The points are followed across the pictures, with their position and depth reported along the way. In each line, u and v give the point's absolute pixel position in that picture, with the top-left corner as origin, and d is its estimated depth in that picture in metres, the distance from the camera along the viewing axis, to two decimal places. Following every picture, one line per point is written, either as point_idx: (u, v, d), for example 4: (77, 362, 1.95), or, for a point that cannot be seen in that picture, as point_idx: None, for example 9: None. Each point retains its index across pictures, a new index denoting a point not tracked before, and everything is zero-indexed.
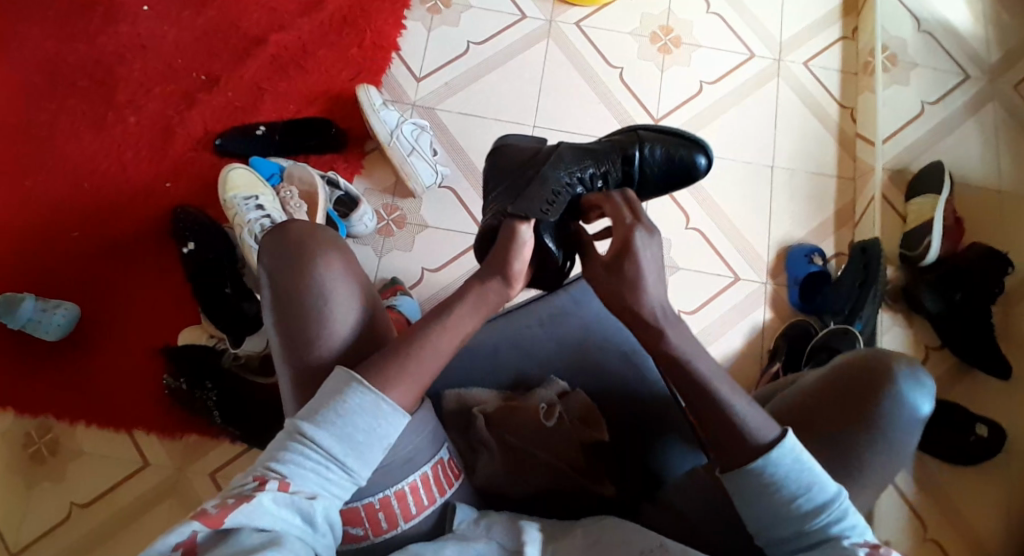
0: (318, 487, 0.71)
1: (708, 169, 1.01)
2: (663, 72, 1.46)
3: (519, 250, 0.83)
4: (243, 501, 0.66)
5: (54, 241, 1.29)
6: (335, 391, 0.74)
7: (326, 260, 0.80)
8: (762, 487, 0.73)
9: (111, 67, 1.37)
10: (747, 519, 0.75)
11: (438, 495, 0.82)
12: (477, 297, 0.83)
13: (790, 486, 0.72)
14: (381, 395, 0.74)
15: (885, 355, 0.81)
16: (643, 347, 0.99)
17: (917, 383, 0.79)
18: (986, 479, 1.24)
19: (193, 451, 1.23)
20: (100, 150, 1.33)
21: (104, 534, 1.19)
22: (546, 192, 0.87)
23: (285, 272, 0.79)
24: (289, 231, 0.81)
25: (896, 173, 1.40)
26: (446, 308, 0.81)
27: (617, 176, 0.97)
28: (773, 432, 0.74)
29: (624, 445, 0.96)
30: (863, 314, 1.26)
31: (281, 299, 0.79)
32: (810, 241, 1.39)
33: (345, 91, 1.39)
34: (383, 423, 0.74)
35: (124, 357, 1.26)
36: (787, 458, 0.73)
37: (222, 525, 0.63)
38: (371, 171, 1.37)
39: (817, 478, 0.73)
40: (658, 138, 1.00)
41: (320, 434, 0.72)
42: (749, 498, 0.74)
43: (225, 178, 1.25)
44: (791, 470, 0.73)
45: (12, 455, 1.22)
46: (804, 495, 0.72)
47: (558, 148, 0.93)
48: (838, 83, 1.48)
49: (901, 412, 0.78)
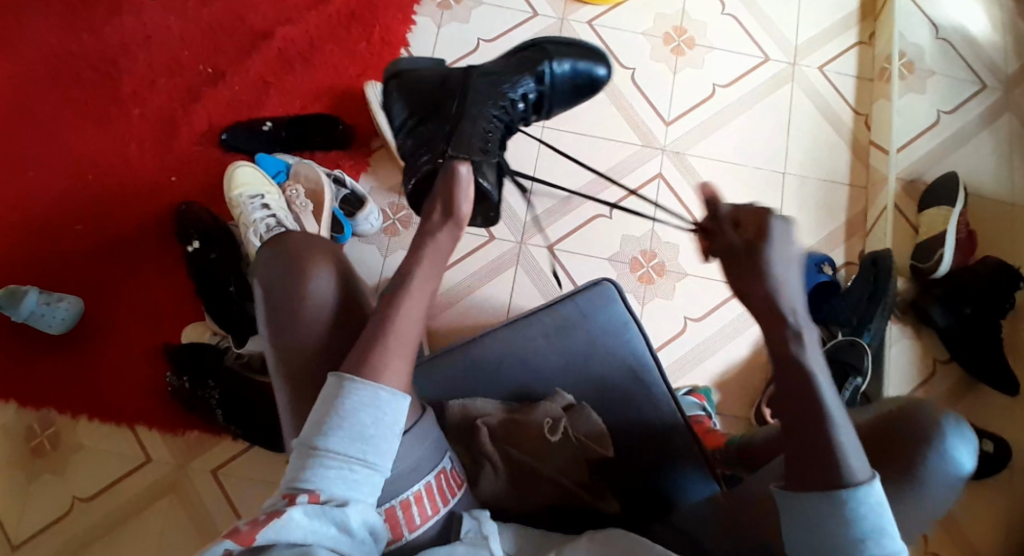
0: (349, 491, 0.71)
1: (609, 78, 1.08)
2: (675, 75, 1.44)
3: (461, 191, 0.87)
4: (274, 516, 0.66)
5: (57, 233, 1.28)
6: (332, 396, 0.74)
7: (321, 269, 0.84)
8: (833, 517, 0.69)
9: (116, 57, 1.36)
10: (794, 539, 0.72)
11: (442, 504, 0.82)
12: (431, 253, 0.85)
13: (863, 526, 0.69)
14: (376, 384, 0.74)
15: (932, 409, 0.79)
16: (650, 361, 1.00)
17: (961, 437, 0.78)
18: (990, 495, 1.24)
19: (195, 448, 1.23)
20: (104, 142, 1.32)
21: (104, 529, 1.19)
22: (480, 134, 0.93)
23: (280, 281, 0.84)
24: (287, 242, 0.86)
25: (908, 183, 1.37)
26: (406, 275, 0.82)
27: (528, 99, 1.01)
28: (864, 471, 0.70)
29: (630, 461, 0.96)
30: (872, 327, 1.26)
31: (276, 307, 0.84)
32: (819, 250, 1.37)
33: (353, 88, 1.37)
34: (386, 411, 0.74)
35: (126, 352, 1.25)
36: (871, 502, 0.69)
37: (255, 543, 0.64)
38: (377, 170, 1.35)
39: (889, 529, 0.70)
40: (562, 52, 1.05)
41: (333, 441, 0.72)
42: (812, 521, 0.70)
43: (230, 176, 1.24)
44: (869, 511, 0.69)
45: (14, 447, 1.22)
46: (872, 540, 0.69)
47: (471, 81, 0.98)
48: (852, 89, 1.46)
49: (941, 467, 0.77)
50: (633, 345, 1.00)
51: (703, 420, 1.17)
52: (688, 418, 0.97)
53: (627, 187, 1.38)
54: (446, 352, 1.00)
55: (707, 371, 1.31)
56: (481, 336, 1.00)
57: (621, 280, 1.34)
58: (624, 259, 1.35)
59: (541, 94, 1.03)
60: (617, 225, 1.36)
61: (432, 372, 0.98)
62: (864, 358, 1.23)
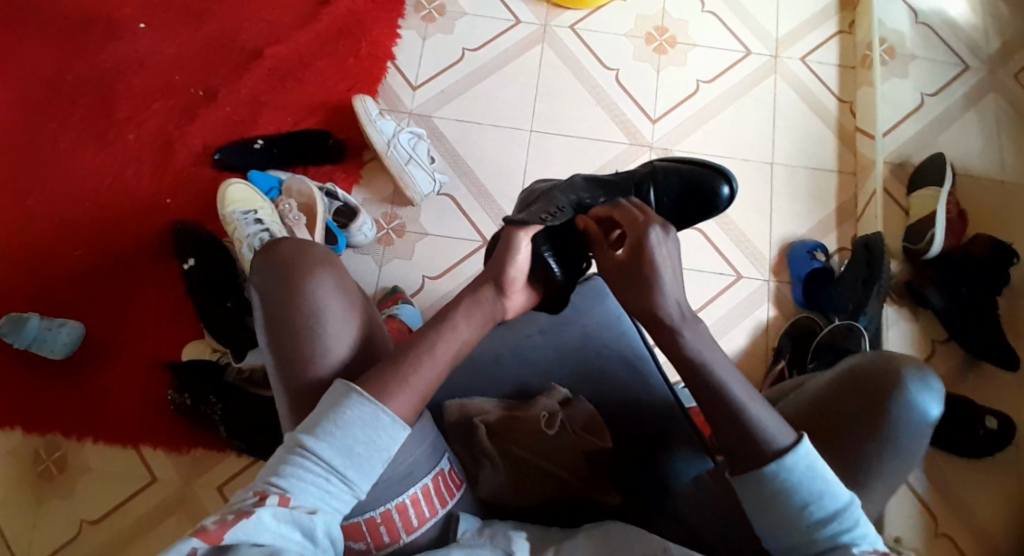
0: (319, 501, 0.73)
1: (730, 199, 0.98)
2: (659, 73, 1.46)
3: (513, 254, 0.87)
4: (241, 517, 0.67)
5: (56, 258, 1.30)
6: (335, 403, 0.76)
7: (317, 274, 0.83)
8: (773, 491, 0.75)
9: (110, 83, 1.38)
10: (758, 522, 0.77)
11: (439, 506, 0.83)
12: (471, 304, 0.86)
13: (802, 493, 0.75)
14: (381, 406, 0.76)
15: (892, 359, 0.83)
16: (644, 352, 1.01)
17: (925, 386, 0.82)
18: (999, 475, 1.23)
19: (200, 465, 1.24)
20: (100, 167, 1.34)
21: (112, 549, 1.20)
22: (552, 204, 0.94)
23: (275, 288, 0.83)
24: (279, 251, 0.85)
25: (898, 167, 1.38)
26: (444, 321, 0.84)
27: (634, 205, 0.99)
28: (787, 438, 0.76)
29: (624, 454, 0.97)
30: (868, 311, 1.24)
31: (273, 316, 0.83)
32: (812, 237, 1.38)
33: (342, 103, 1.40)
34: (382, 435, 0.76)
35: (129, 373, 1.26)
36: (799, 466, 0.75)
37: (222, 542, 0.64)
38: (370, 182, 1.37)
39: (829, 488, 0.75)
40: (676, 169, 1.00)
41: (321, 446, 0.74)
42: (761, 502, 0.76)
43: (222, 195, 1.26)
44: (802, 476, 0.75)
45: (19, 472, 1.23)
46: (816, 503, 0.74)
47: (574, 180, 1.00)
48: (836, 78, 1.47)
49: (909, 417, 0.81)
50: (627, 336, 1.01)
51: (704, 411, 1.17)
52: (687, 407, 0.97)
53: None
54: None
55: None
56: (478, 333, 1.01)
57: None
58: None
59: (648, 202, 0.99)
60: None
61: None
62: (862, 343, 1.20)
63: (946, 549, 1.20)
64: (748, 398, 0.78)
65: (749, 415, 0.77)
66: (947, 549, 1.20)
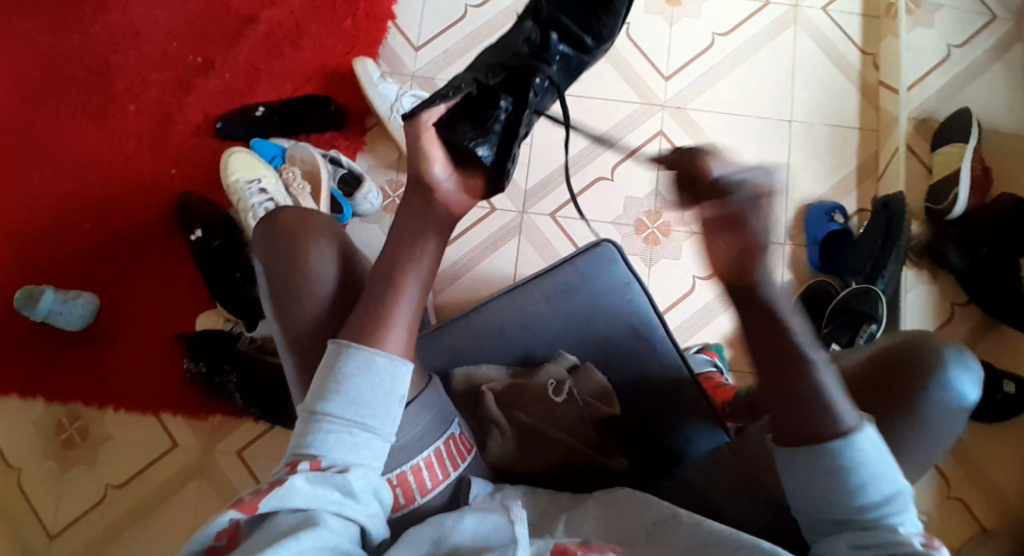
0: (349, 456, 0.72)
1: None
2: (672, 27, 1.40)
3: (428, 151, 0.85)
4: (276, 484, 0.68)
5: (68, 230, 1.31)
6: (332, 363, 0.75)
7: (316, 239, 0.86)
8: (824, 463, 0.70)
9: (110, 52, 1.37)
10: (798, 494, 0.73)
11: (451, 469, 0.82)
12: (413, 220, 0.83)
13: (858, 472, 0.70)
14: (373, 349, 0.76)
15: (931, 339, 0.79)
16: (654, 319, 0.98)
17: (964, 367, 0.78)
18: (1013, 437, 1.22)
19: (217, 432, 1.26)
20: (106, 137, 1.34)
21: (136, 514, 1.23)
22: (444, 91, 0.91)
23: (274, 254, 0.86)
24: (278, 220, 0.87)
25: (920, 122, 1.35)
26: (400, 248, 0.82)
27: (554, 41, 0.98)
28: (854, 418, 0.71)
29: (636, 421, 0.96)
30: (885, 274, 1.22)
31: (272, 282, 0.85)
32: (830, 198, 1.34)
33: (342, 66, 1.37)
34: (383, 376, 0.75)
35: (144, 344, 1.28)
36: (858, 443, 0.70)
37: (258, 512, 0.66)
38: (374, 147, 1.35)
39: (886, 471, 0.70)
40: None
41: (332, 406, 0.73)
42: (807, 473, 0.71)
43: (225, 163, 1.24)
44: (863, 455, 0.70)
45: (44, 441, 1.26)
46: (868, 482, 0.70)
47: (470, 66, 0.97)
48: (858, 28, 1.41)
49: (945, 399, 0.77)
50: (636, 304, 0.99)
51: (713, 377, 1.17)
52: (695, 372, 0.96)
53: (631, 145, 1.36)
54: (449, 322, 0.99)
55: (719, 328, 1.29)
56: (484, 304, 0.99)
57: (626, 242, 1.32)
58: (629, 222, 1.33)
59: (565, 46, 0.99)
60: (620, 185, 1.35)
61: (441, 341, 0.98)
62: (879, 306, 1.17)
63: (958, 512, 1.19)
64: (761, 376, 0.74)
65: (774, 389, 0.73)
66: (960, 511, 1.19)
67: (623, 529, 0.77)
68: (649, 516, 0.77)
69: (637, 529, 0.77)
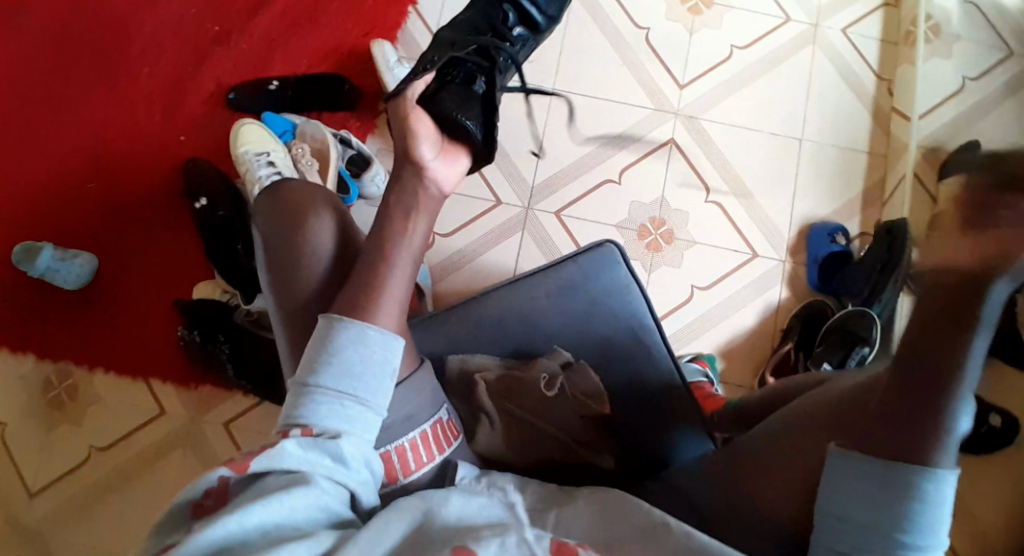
0: (342, 425, 0.72)
1: None
2: (692, 36, 1.41)
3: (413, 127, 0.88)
4: (267, 447, 0.69)
5: (73, 189, 1.30)
6: (323, 336, 0.75)
7: (315, 209, 0.87)
8: (889, 481, 0.70)
9: (129, 13, 1.36)
10: (842, 499, 0.72)
11: (437, 452, 0.83)
12: (403, 189, 0.87)
13: (926, 498, 0.69)
14: (364, 322, 0.76)
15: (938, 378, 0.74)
16: (650, 322, 0.99)
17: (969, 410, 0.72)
18: (994, 470, 1.24)
19: (206, 402, 1.26)
20: (118, 98, 1.33)
21: (118, 478, 1.22)
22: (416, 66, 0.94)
23: (274, 223, 0.87)
24: (281, 192, 0.89)
25: (928, 151, 1.29)
26: (390, 219, 0.85)
27: (510, 19, 1.08)
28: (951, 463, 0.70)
29: (628, 420, 0.96)
30: (883, 298, 1.23)
31: (270, 249, 0.86)
32: (835, 219, 1.35)
33: (360, 47, 1.37)
34: (374, 348, 0.76)
35: (139, 308, 1.28)
36: (928, 480, 0.69)
37: (247, 471, 0.67)
38: (385, 132, 1.35)
39: (939, 517, 0.69)
40: None
41: (324, 377, 0.73)
42: (865, 485, 0.71)
43: (237, 133, 1.24)
44: (929, 492, 0.69)
45: (32, 398, 1.25)
46: (915, 515, 0.69)
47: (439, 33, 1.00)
48: (876, 53, 1.42)
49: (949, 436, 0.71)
50: (634, 306, 0.99)
51: (704, 386, 1.18)
52: (687, 381, 0.97)
53: (641, 150, 1.36)
54: (447, 311, 0.99)
55: (714, 338, 1.30)
56: (484, 294, 0.99)
57: (629, 246, 1.33)
58: (633, 226, 1.33)
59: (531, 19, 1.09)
60: (626, 190, 1.35)
61: (438, 328, 0.98)
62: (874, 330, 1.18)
63: None
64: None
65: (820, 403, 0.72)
66: None
67: (615, 524, 0.78)
68: (632, 517, 0.78)
69: (630, 531, 0.77)
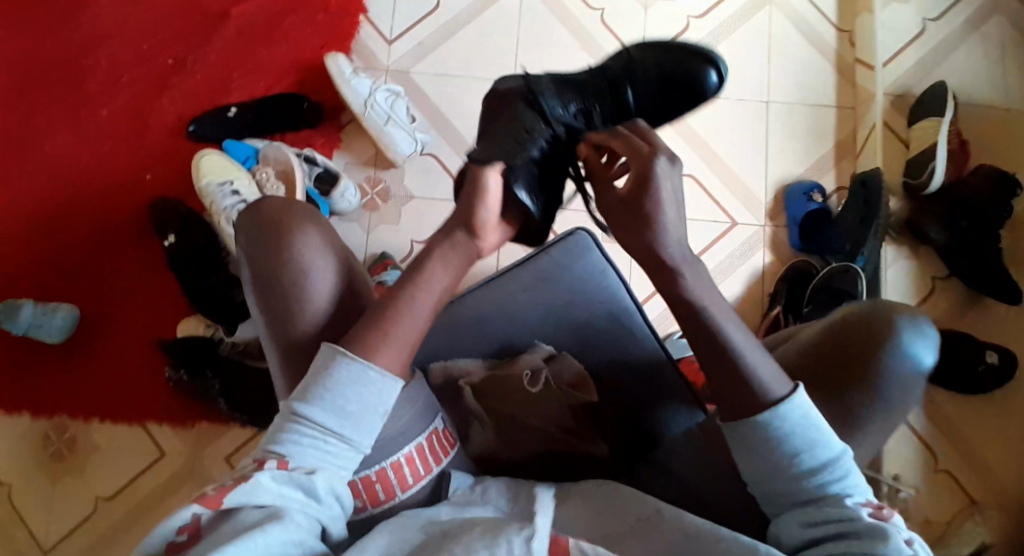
0: (318, 461, 0.71)
1: (717, 85, 0.94)
2: (646, 10, 1.39)
3: (483, 185, 0.79)
4: (241, 481, 0.67)
5: (45, 242, 1.29)
6: (322, 367, 0.73)
7: (306, 235, 0.80)
8: (766, 440, 0.73)
9: (77, 57, 1.35)
10: (747, 469, 0.75)
11: (433, 464, 0.83)
12: (444, 249, 0.81)
13: (795, 442, 0.73)
14: (367, 363, 0.74)
15: (884, 309, 0.82)
16: (631, 305, 0.98)
17: (918, 334, 0.81)
18: (998, 410, 1.23)
19: (205, 438, 1.26)
20: (78, 145, 1.32)
21: (128, 524, 1.22)
22: (520, 127, 0.87)
23: (263, 253, 0.80)
24: (265, 211, 0.81)
25: (897, 98, 1.34)
26: (417, 269, 0.80)
27: (612, 106, 0.93)
28: (784, 387, 0.74)
29: (613, 405, 0.96)
30: (865, 251, 1.23)
31: (263, 283, 0.80)
32: (810, 177, 1.34)
33: (315, 63, 1.36)
34: (374, 390, 0.74)
35: (127, 353, 1.27)
36: (793, 416, 0.73)
37: (222, 506, 0.65)
38: (350, 145, 1.34)
39: (823, 437, 0.73)
40: (649, 58, 0.95)
41: (313, 409, 0.72)
42: (755, 452, 0.74)
43: (197, 165, 1.25)
44: (798, 426, 0.73)
45: (32, 455, 1.25)
46: (808, 453, 0.72)
47: (543, 84, 0.92)
48: (834, 4, 1.40)
49: (901, 365, 0.80)
50: (613, 291, 0.98)
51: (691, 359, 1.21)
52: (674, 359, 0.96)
53: None
54: None
55: None
56: (460, 296, 0.99)
57: None
58: None
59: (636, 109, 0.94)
60: None
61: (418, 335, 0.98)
62: (858, 285, 1.18)
63: (945, 485, 1.20)
64: (723, 356, 0.75)
65: (741, 363, 0.74)
66: (947, 484, 1.20)
67: (611, 519, 0.78)
68: (633, 518, 0.78)
69: (624, 526, 0.77)
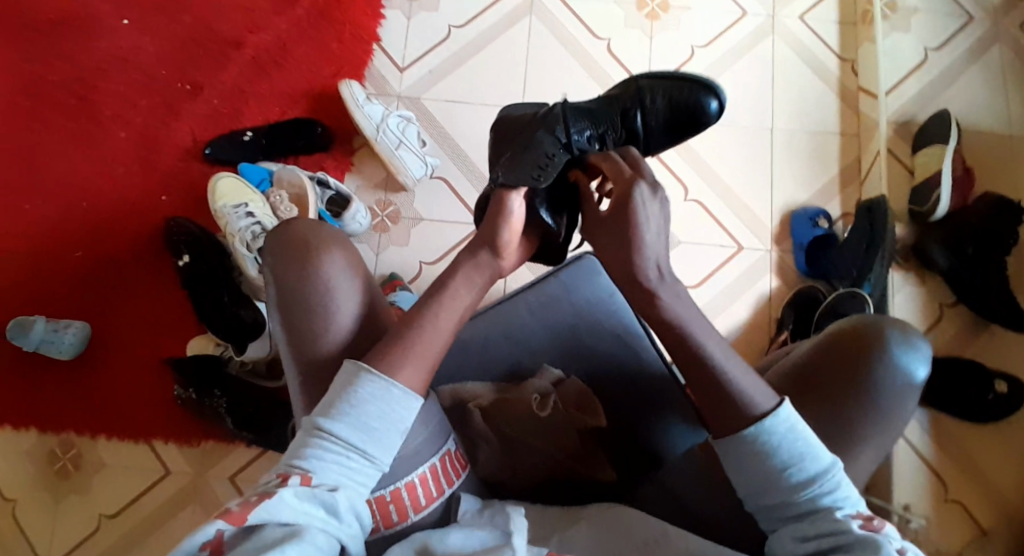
0: (341, 478, 0.72)
1: (718, 114, 0.97)
2: (652, 40, 1.42)
3: (508, 206, 0.84)
4: (264, 497, 0.67)
5: (58, 260, 1.31)
6: (346, 384, 0.75)
7: (332, 259, 0.81)
8: (754, 454, 0.73)
9: (97, 82, 1.38)
10: (740, 485, 0.75)
11: (446, 486, 0.82)
12: (468, 268, 0.84)
13: (781, 454, 0.73)
14: (391, 380, 0.75)
15: (879, 325, 0.83)
16: (637, 328, 0.99)
17: (909, 347, 0.82)
18: (1009, 438, 1.22)
19: (210, 457, 1.26)
20: (95, 167, 1.35)
21: (130, 542, 1.22)
22: (541, 154, 0.88)
23: (288, 274, 0.80)
24: (294, 233, 0.82)
25: (901, 126, 1.36)
26: (441, 288, 0.83)
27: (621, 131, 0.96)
28: (769, 401, 0.74)
29: (621, 428, 0.95)
30: (872, 276, 1.22)
31: (285, 303, 0.80)
32: (814, 204, 1.35)
33: (328, 88, 1.39)
34: (395, 408, 0.75)
35: (135, 371, 1.28)
36: (778, 428, 0.73)
37: (245, 523, 0.64)
38: (362, 168, 1.37)
39: (811, 449, 0.73)
40: (657, 85, 0.97)
41: (337, 425, 0.73)
42: (744, 466, 0.74)
43: (214, 188, 1.26)
44: (784, 439, 0.73)
45: (38, 472, 1.25)
46: (796, 465, 0.72)
47: (556, 109, 0.94)
48: (836, 34, 1.43)
49: (895, 376, 0.81)
50: (620, 314, 0.99)
51: None
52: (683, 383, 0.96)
53: None
54: None
55: None
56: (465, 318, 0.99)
57: None
58: None
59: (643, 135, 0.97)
60: None
61: None
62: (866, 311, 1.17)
63: (956, 513, 1.18)
64: (728, 367, 0.76)
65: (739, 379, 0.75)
66: (958, 513, 1.18)
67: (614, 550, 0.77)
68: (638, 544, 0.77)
69: (627, 547, 0.77)
